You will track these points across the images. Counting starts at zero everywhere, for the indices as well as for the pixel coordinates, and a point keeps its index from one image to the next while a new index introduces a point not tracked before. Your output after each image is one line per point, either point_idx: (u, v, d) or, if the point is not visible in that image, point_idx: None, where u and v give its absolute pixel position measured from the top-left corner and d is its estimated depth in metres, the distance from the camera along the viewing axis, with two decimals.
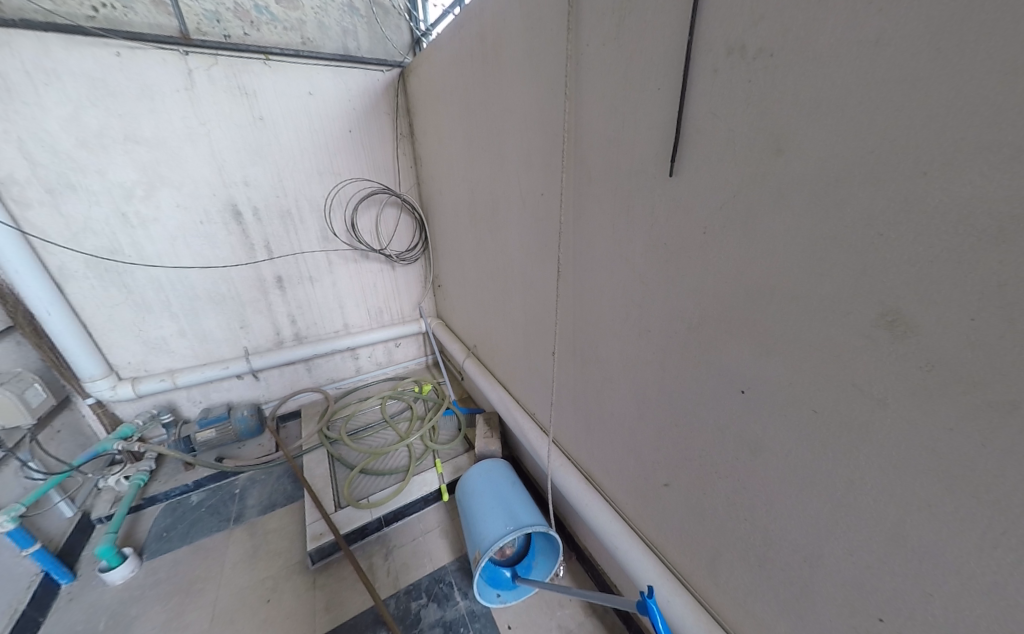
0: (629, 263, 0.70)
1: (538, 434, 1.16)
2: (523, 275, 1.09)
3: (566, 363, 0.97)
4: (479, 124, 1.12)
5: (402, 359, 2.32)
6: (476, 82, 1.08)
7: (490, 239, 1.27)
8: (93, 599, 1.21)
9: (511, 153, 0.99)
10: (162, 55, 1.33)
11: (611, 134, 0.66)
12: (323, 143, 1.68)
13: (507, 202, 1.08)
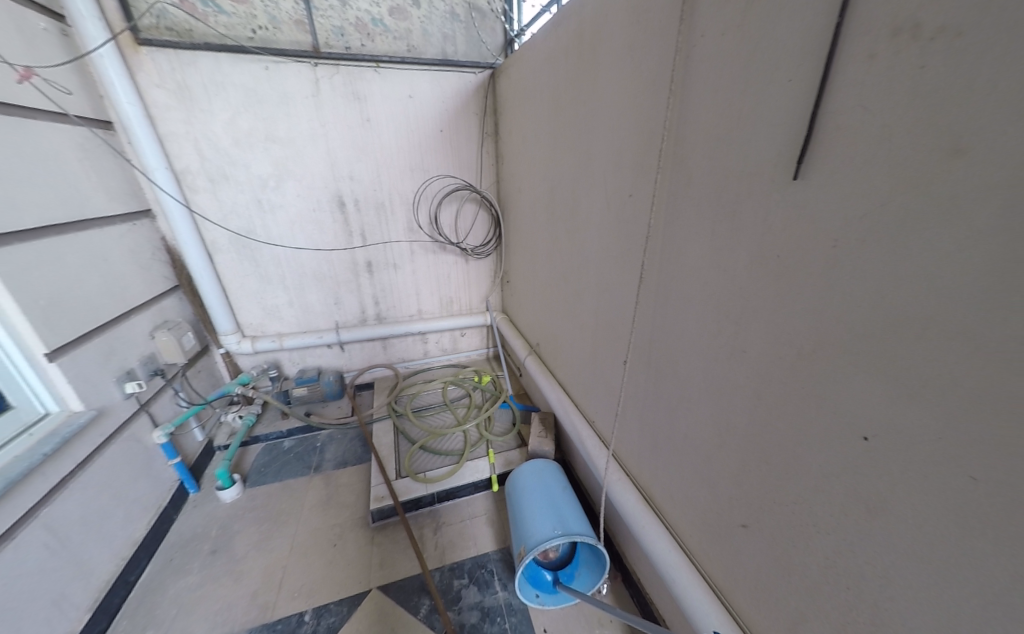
0: (728, 276, 0.64)
1: (597, 443, 1.13)
2: (599, 280, 1.07)
3: (637, 374, 0.93)
4: (568, 123, 1.11)
5: (466, 348, 2.42)
6: (569, 81, 1.07)
7: (566, 239, 1.25)
8: (208, 510, 1.47)
9: (600, 152, 0.96)
10: (298, 67, 1.54)
11: (723, 132, 0.61)
12: (418, 142, 1.81)
13: (589, 202, 1.06)
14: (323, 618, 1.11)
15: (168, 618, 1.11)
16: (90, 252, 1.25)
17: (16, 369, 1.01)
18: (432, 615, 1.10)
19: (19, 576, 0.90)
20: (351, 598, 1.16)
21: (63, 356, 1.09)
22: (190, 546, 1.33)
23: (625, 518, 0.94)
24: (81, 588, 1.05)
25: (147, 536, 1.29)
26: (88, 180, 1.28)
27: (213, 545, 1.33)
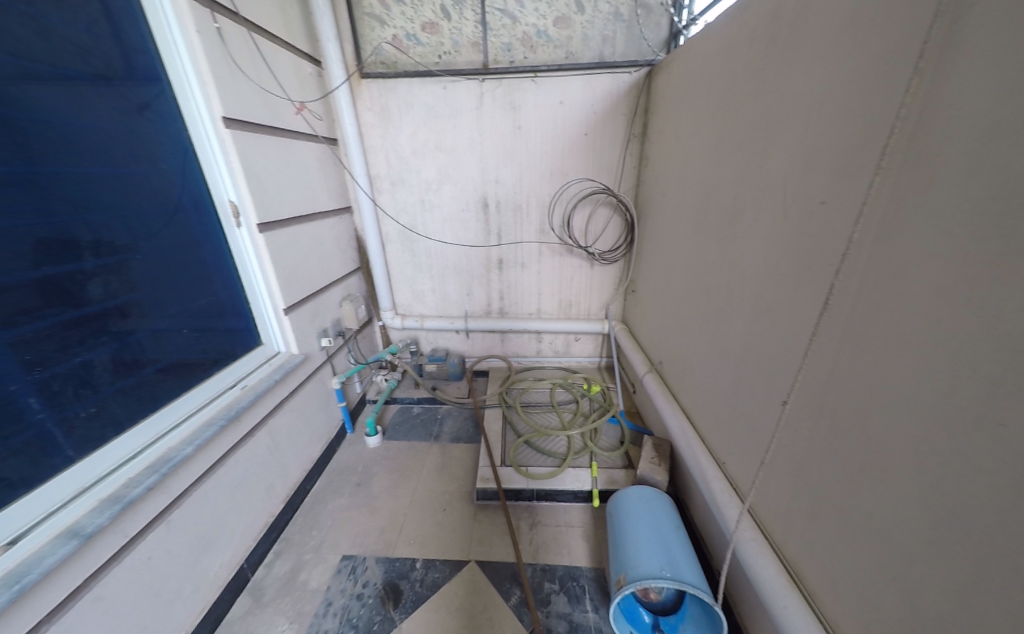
0: (985, 319, 0.47)
1: (731, 496, 0.97)
2: (756, 302, 0.92)
3: (801, 420, 0.77)
4: (740, 119, 0.99)
5: (578, 354, 2.39)
6: (749, 73, 0.95)
7: (716, 252, 1.12)
8: (357, 450, 1.82)
9: (782, 152, 0.83)
10: (469, 84, 1.75)
11: (1009, 124, 0.45)
12: (561, 147, 1.85)
13: (756, 212, 0.92)
14: (429, 571, 1.25)
15: (326, 525, 1.42)
16: (313, 237, 1.67)
17: (265, 316, 1.41)
18: (521, 607, 1.14)
19: (252, 462, 1.27)
20: (453, 562, 1.28)
21: (291, 312, 1.49)
22: (343, 474, 1.67)
23: (760, 587, 0.79)
24: (281, 483, 1.42)
25: (320, 458, 1.67)
26: (319, 183, 1.71)
27: (358, 479, 1.65)
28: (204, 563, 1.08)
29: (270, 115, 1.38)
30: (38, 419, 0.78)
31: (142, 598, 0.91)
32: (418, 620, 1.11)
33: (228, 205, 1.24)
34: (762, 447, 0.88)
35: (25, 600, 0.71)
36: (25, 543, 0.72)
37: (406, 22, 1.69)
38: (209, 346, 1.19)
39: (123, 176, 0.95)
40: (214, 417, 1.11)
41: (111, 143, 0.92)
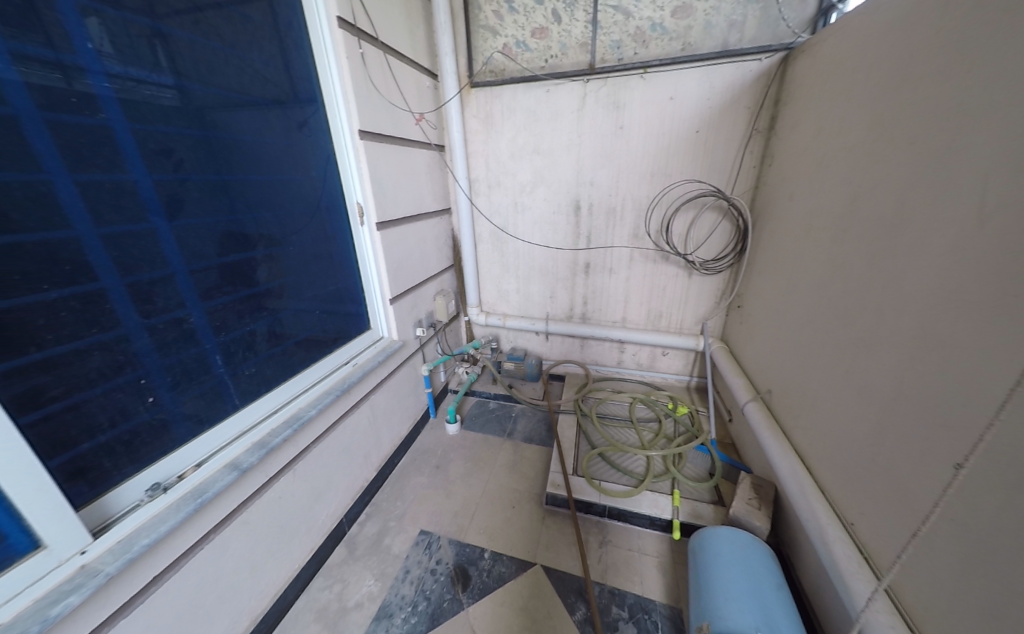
0: None
1: (863, 571, 0.80)
2: (920, 335, 0.75)
3: (986, 491, 0.60)
4: (916, 107, 0.81)
5: (664, 369, 2.22)
6: (935, 50, 0.78)
7: (862, 271, 0.94)
8: (437, 434, 1.95)
9: (984, 147, 0.66)
10: (572, 86, 1.75)
11: None
12: (665, 147, 1.74)
13: (932, 223, 0.75)
14: (496, 564, 1.29)
15: (408, 499, 1.55)
16: (417, 236, 1.83)
17: (374, 305, 1.59)
18: (586, 625, 1.10)
19: (355, 431, 1.45)
20: (520, 561, 1.29)
21: (394, 302, 1.66)
22: (423, 455, 1.81)
23: None
24: (375, 453, 1.59)
25: (406, 436, 1.83)
26: (426, 186, 1.87)
27: (437, 462, 1.76)
28: (315, 512, 1.26)
29: (393, 126, 1.55)
30: (219, 372, 0.99)
31: (273, 528, 1.10)
32: (483, 609, 1.15)
33: (356, 206, 1.43)
34: (918, 518, 0.71)
35: (203, 513, 0.90)
36: (205, 467, 0.93)
37: (517, 29, 1.75)
38: (332, 326, 1.39)
39: (285, 181, 1.16)
40: (331, 387, 1.30)
41: (279, 154, 1.13)
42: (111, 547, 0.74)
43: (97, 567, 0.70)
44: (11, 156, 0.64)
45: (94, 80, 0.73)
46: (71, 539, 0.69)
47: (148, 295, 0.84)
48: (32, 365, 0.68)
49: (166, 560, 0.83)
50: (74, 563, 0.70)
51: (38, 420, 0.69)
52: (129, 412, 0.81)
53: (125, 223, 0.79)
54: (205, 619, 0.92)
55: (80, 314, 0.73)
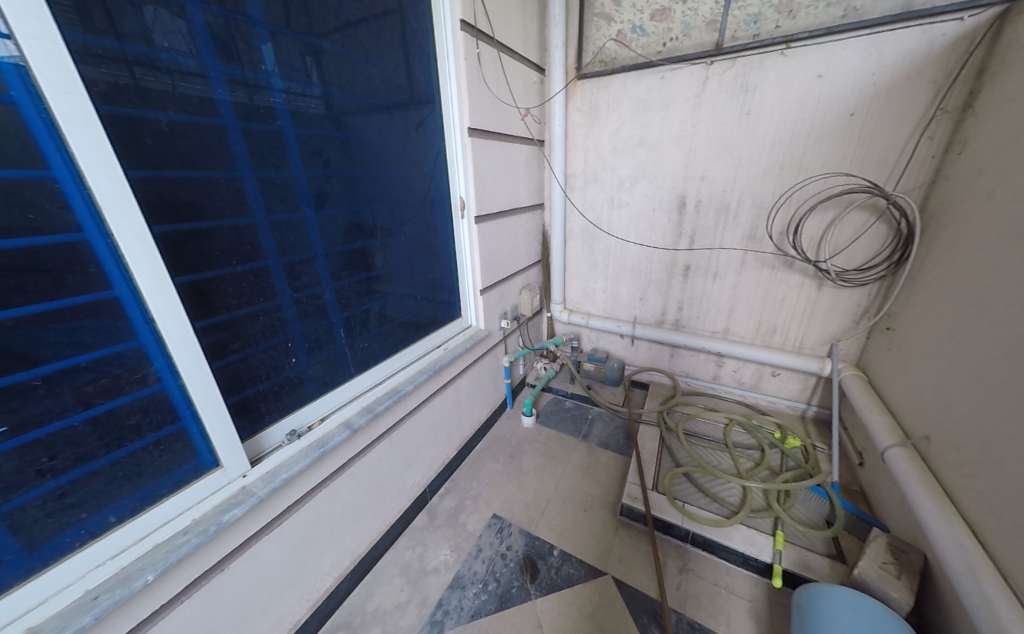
0: None
1: None
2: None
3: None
4: None
5: (771, 392, 1.94)
6: None
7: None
8: (512, 425, 1.99)
9: None
10: (692, 70, 1.60)
11: None
12: (804, 135, 1.50)
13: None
14: (565, 563, 1.28)
15: (483, 482, 1.63)
16: (510, 230, 1.88)
17: (466, 295, 1.68)
18: None
19: (441, 410, 1.56)
20: (590, 567, 1.26)
21: (484, 294, 1.74)
22: (498, 443, 1.87)
23: None
24: (456, 434, 1.70)
25: (484, 422, 1.91)
26: (522, 181, 1.90)
27: (511, 451, 1.81)
28: (405, 477, 1.40)
29: (499, 123, 1.61)
30: (340, 343, 1.15)
31: (372, 485, 1.25)
32: (551, 605, 1.16)
33: (459, 201, 1.52)
34: None
35: (324, 461, 1.07)
36: (327, 423, 1.09)
37: (635, 14, 1.66)
38: (428, 312, 1.51)
39: (402, 177, 1.28)
40: (425, 367, 1.42)
41: (399, 152, 1.26)
42: (262, 476, 0.92)
43: (252, 490, 0.88)
44: (218, 158, 0.82)
45: (274, 94, 0.89)
46: (237, 464, 0.87)
47: (297, 273, 1.00)
48: (222, 323, 0.86)
49: (296, 495, 1.00)
50: (238, 483, 0.88)
51: (223, 367, 0.87)
52: (278, 368, 0.99)
53: (285, 212, 0.95)
54: (320, 549, 1.09)
55: (254, 285, 0.91)
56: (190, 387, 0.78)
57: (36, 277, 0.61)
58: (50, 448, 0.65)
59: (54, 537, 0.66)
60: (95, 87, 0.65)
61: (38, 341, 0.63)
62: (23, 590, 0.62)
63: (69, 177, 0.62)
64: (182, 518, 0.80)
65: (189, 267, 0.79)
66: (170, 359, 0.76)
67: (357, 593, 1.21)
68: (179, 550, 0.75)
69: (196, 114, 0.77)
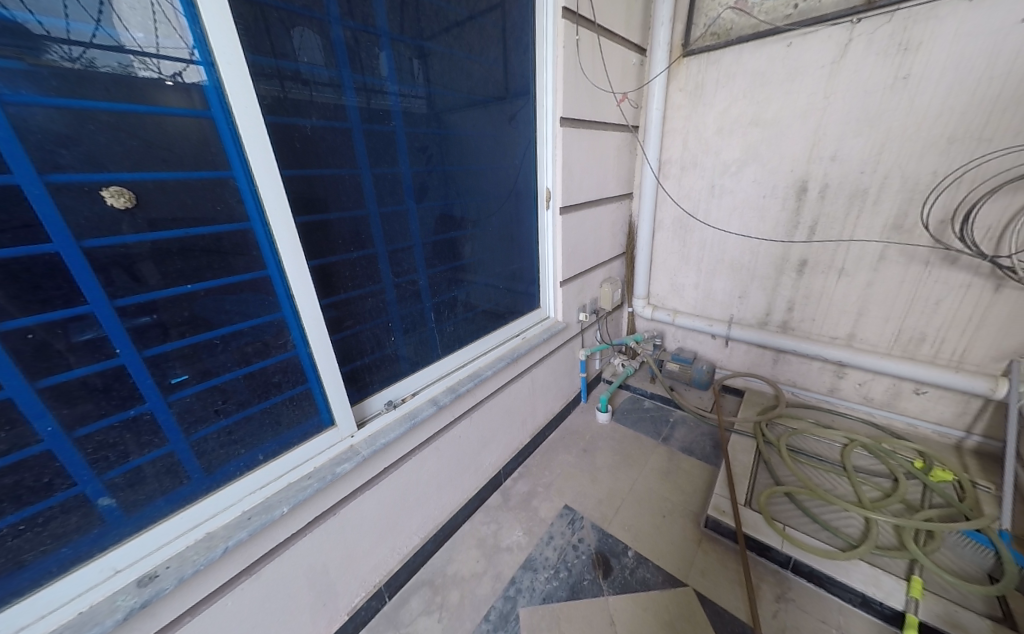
0: None
1: None
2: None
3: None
4: None
5: (910, 414, 1.61)
6: None
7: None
8: (587, 419, 1.98)
9: None
10: (830, 32, 1.37)
11: None
12: (988, 96, 1.19)
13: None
14: (640, 566, 1.24)
15: (556, 472, 1.65)
16: (595, 221, 1.84)
17: (547, 286, 1.70)
18: None
19: (518, 395, 1.62)
20: (667, 575, 1.21)
21: (564, 285, 1.74)
22: (573, 436, 1.87)
23: None
24: (531, 421, 1.74)
25: (558, 413, 1.93)
26: (612, 170, 1.84)
27: (585, 446, 1.80)
28: (482, 456, 1.49)
29: (593, 111, 1.58)
30: (431, 326, 1.26)
31: (454, 458, 1.36)
32: (625, 604, 1.14)
33: (545, 191, 1.54)
34: None
35: (415, 432, 1.19)
36: (417, 398, 1.20)
37: None
38: (510, 301, 1.57)
39: (494, 170, 1.35)
40: (505, 354, 1.49)
41: (491, 145, 1.31)
42: (367, 438, 1.06)
43: (358, 449, 1.02)
44: (345, 158, 0.95)
45: (390, 98, 1.00)
46: (348, 424, 1.02)
47: (399, 260, 1.12)
48: (340, 302, 1.00)
49: (392, 459, 1.13)
50: (347, 442, 1.03)
51: (340, 340, 1.02)
52: (381, 344, 1.12)
53: (393, 204, 1.07)
54: (409, 510, 1.23)
55: (366, 270, 1.05)
56: (316, 353, 0.93)
57: (219, 257, 0.78)
58: (222, 393, 0.84)
59: (223, 465, 0.85)
60: (264, 101, 0.79)
61: (218, 309, 0.80)
62: (204, 502, 0.81)
63: (243, 176, 0.77)
64: (307, 464, 0.96)
65: (319, 252, 0.94)
66: (303, 329, 0.91)
67: (438, 556, 1.33)
68: (305, 491, 0.90)
69: (332, 119, 0.90)
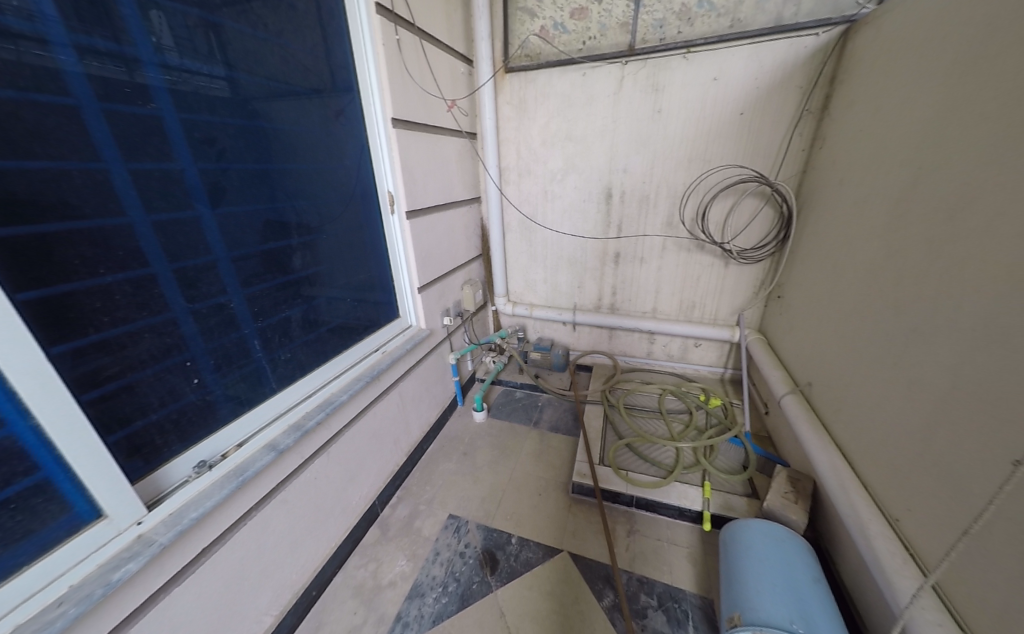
0: None
1: (908, 566, 0.81)
2: (998, 323, 0.71)
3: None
4: (987, 91, 0.78)
5: (696, 361, 2.16)
6: (1009, 37, 0.75)
7: (931, 264, 0.88)
8: (464, 422, 1.99)
9: None
10: (609, 69, 1.71)
11: None
12: (707, 128, 1.67)
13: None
14: (523, 549, 1.32)
15: (437, 484, 1.61)
16: (447, 225, 1.85)
17: (404, 294, 1.63)
18: (614, 612, 1.12)
19: (385, 414, 1.51)
20: (546, 547, 1.32)
21: (422, 292, 1.69)
22: (453, 442, 1.85)
23: None
24: (404, 439, 1.65)
25: (434, 423, 1.88)
26: (456, 175, 1.88)
27: (464, 449, 1.81)
28: (348, 492, 1.33)
29: (426, 115, 1.57)
30: (257, 356, 1.05)
31: (309, 506, 1.16)
32: (512, 591, 1.19)
33: (387, 194, 1.46)
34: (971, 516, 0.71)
35: (244, 492, 0.97)
36: (245, 449, 0.98)
37: (556, 11, 1.72)
38: (363, 315, 1.44)
39: (322, 170, 1.19)
40: (362, 373, 1.35)
41: (315, 141, 1.16)
42: (164, 519, 0.81)
43: (152, 537, 0.77)
44: (72, 146, 0.69)
45: (148, 72, 0.78)
46: (128, 511, 0.76)
47: (193, 280, 0.89)
48: (91, 346, 0.73)
49: (212, 534, 0.90)
50: (132, 533, 0.77)
51: (97, 399, 0.75)
52: (179, 392, 0.87)
53: (171, 210, 0.84)
54: (251, 588, 1.00)
55: (133, 298, 0.79)
56: (47, 425, 0.65)
57: None
58: None
59: None
60: None
61: None
62: None
63: None
64: (53, 587, 0.67)
65: (34, 280, 0.66)
66: (15, 395, 0.63)
67: (305, 626, 1.14)
68: (51, 627, 0.63)
69: (29, 90, 0.64)
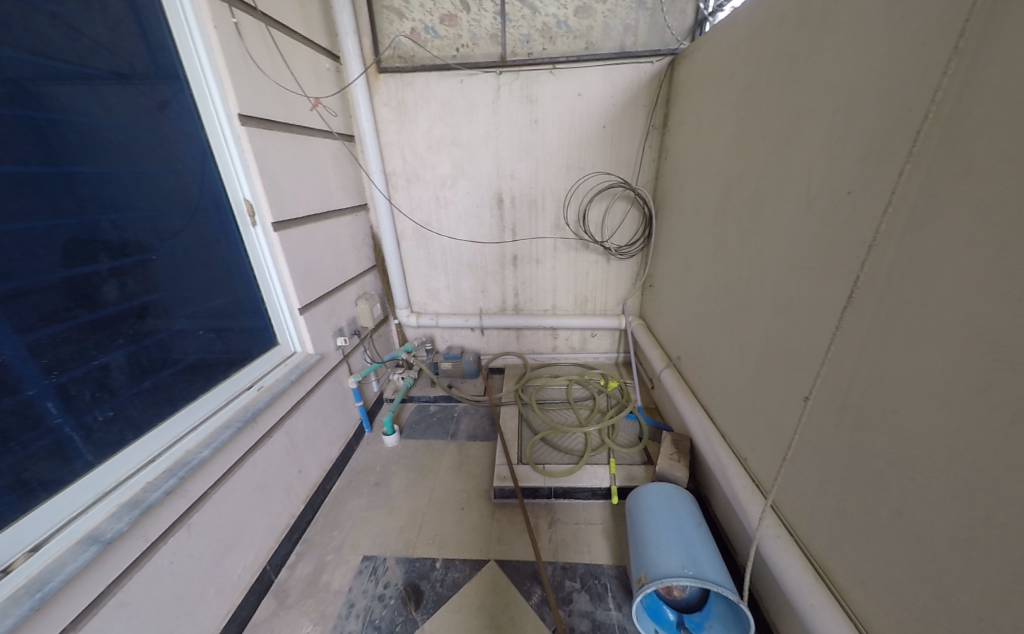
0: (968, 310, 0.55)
1: (755, 495, 0.99)
2: (786, 292, 0.91)
3: (827, 412, 0.80)
4: (763, 113, 1.00)
5: (595, 350, 2.35)
6: (772, 73, 0.97)
7: (743, 249, 1.10)
8: (374, 449, 1.82)
9: (801, 147, 0.87)
10: (484, 78, 1.75)
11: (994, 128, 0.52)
12: (578, 138, 1.83)
13: (791, 206, 0.90)
14: (449, 570, 1.26)
15: (347, 525, 1.44)
16: (329, 236, 1.68)
17: (282, 317, 1.42)
18: (543, 606, 1.14)
19: (270, 460, 1.29)
20: (473, 561, 1.28)
21: (306, 313, 1.49)
22: (363, 474, 1.68)
23: (774, 571, 0.87)
24: (299, 483, 1.43)
25: (338, 457, 1.68)
26: (334, 182, 1.71)
27: (377, 478, 1.65)
28: (225, 564, 1.09)
29: (286, 115, 1.39)
30: (58, 421, 0.79)
31: (165, 598, 0.92)
32: (439, 619, 1.12)
33: (244, 204, 1.24)
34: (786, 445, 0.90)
35: (48, 610, 0.72)
36: (46, 551, 0.73)
37: (425, 14, 1.70)
38: (228, 348, 1.20)
39: (143, 176, 0.96)
40: (231, 418, 1.13)
41: (127, 140, 0.92)
42: None
43: None
44: None
45: None
46: None
47: None
48: None
49: None
50: None
51: None
52: None
53: None
54: None
55: None
56: None
57: None
58: None
59: None
60: None
61: None
62: None
63: None
64: None
65: None
66: None
67: None
68: None
69: None
